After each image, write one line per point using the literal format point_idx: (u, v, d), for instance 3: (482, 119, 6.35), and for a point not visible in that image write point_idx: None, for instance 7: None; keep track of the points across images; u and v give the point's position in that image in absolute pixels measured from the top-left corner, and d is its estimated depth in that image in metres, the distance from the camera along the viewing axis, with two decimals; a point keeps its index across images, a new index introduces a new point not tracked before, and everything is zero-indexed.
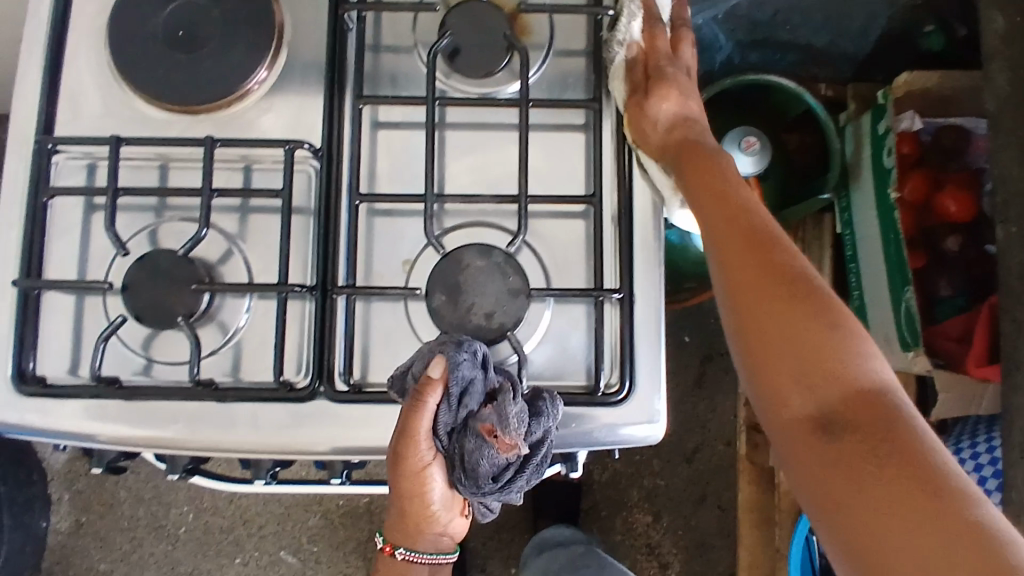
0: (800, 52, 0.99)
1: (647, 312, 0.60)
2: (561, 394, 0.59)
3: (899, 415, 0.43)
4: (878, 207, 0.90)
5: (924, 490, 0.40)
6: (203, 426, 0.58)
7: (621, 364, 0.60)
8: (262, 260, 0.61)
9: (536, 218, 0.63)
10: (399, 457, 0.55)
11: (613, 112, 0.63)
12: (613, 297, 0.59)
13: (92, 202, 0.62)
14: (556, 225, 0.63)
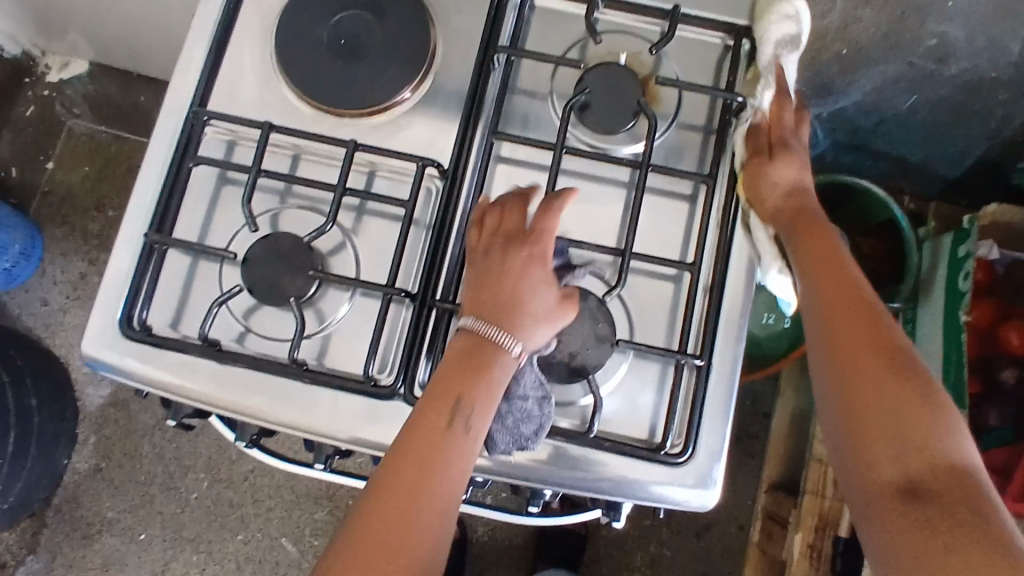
0: (891, 162, 1.02)
1: (721, 384, 0.62)
2: (624, 444, 0.61)
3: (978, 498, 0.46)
4: (946, 326, 0.91)
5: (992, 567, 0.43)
6: (286, 403, 0.61)
7: (687, 428, 0.62)
8: (371, 260, 0.64)
9: (630, 274, 0.66)
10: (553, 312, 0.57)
11: (722, 188, 0.66)
12: (693, 362, 0.61)
13: (226, 176, 0.66)
14: (648, 284, 0.65)
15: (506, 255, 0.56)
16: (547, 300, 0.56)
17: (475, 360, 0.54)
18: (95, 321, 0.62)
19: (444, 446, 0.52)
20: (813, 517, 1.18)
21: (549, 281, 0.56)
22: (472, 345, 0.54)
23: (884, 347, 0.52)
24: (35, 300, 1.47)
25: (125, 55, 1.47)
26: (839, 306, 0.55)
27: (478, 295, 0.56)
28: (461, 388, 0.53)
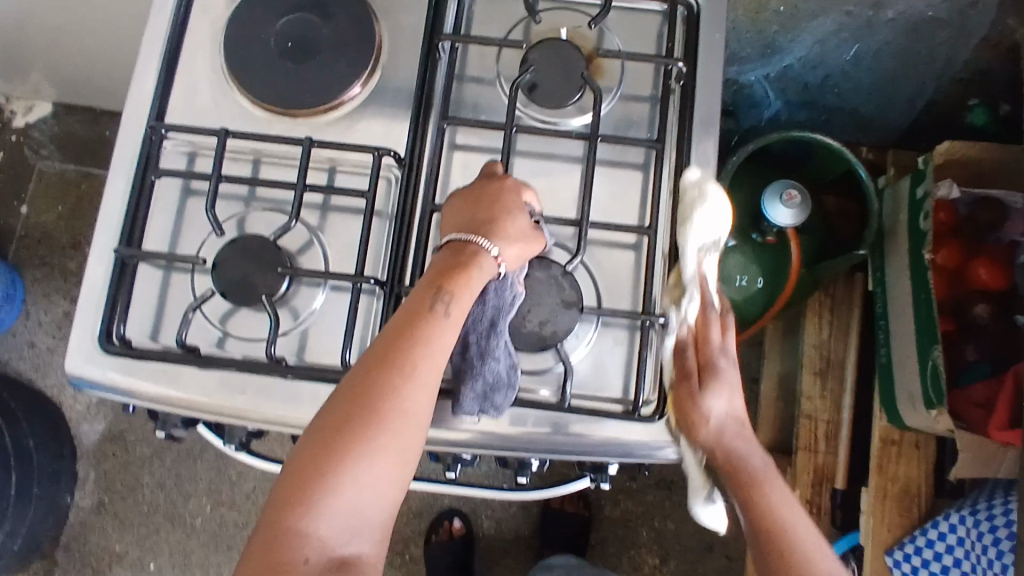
0: (845, 115, 1.04)
1: None
2: (603, 407, 0.63)
3: None
4: (912, 267, 0.94)
5: None
6: (267, 399, 0.62)
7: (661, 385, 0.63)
8: (338, 254, 0.66)
9: (594, 241, 0.67)
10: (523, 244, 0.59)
11: (674, 149, 0.68)
12: (658, 322, 0.63)
13: (189, 187, 0.68)
14: (611, 249, 0.67)
15: (488, 191, 0.60)
16: (523, 232, 0.59)
17: (457, 265, 0.56)
18: (75, 339, 0.63)
19: (426, 326, 0.53)
20: (809, 474, 1.19)
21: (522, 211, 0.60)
22: (457, 255, 0.56)
23: (805, 565, 0.58)
24: (22, 342, 1.48)
25: (88, 92, 1.48)
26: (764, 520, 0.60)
27: (467, 217, 0.59)
28: (445, 289, 0.54)
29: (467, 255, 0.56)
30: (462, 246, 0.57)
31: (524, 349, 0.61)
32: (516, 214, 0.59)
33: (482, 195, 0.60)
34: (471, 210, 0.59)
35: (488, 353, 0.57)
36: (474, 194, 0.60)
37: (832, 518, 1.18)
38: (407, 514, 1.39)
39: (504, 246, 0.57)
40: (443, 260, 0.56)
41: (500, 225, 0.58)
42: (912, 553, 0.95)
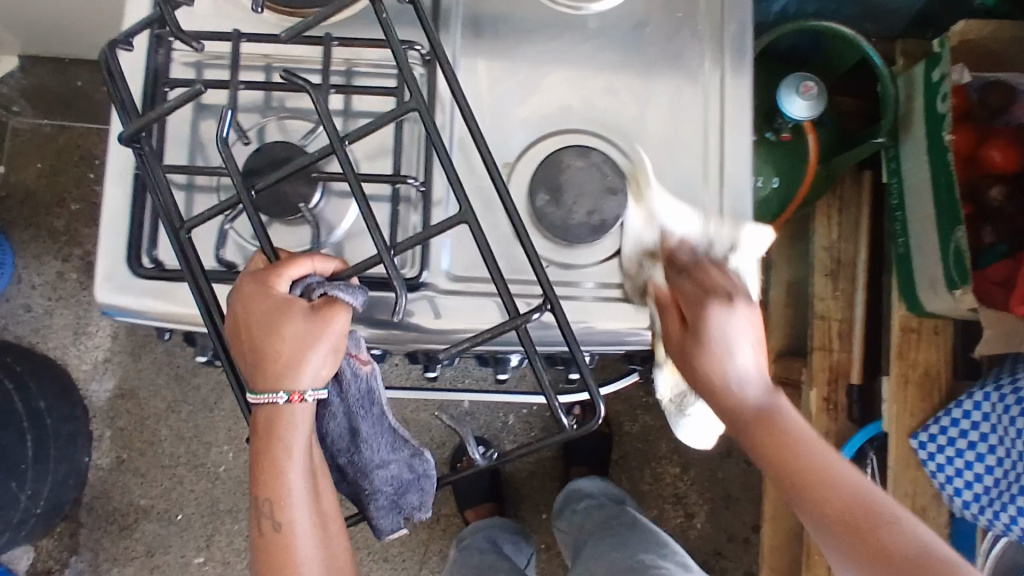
0: (855, 5, 1.01)
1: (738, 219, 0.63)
2: None
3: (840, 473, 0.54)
4: (930, 152, 0.93)
5: (840, 491, 0.53)
6: None
7: None
8: (368, 156, 0.63)
9: (633, 127, 0.64)
10: (303, 352, 0.53)
11: (704, 26, 0.66)
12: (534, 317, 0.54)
13: (201, 103, 0.65)
14: (652, 135, 0.64)
15: (247, 328, 0.54)
16: (303, 345, 0.53)
17: (263, 455, 0.55)
18: (104, 264, 0.61)
19: (279, 551, 0.57)
20: (825, 372, 1.21)
21: (287, 314, 0.53)
22: (257, 434, 0.55)
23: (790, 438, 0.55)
24: (18, 307, 1.43)
25: (54, 41, 1.40)
26: (832, 495, 0.53)
27: (246, 360, 0.55)
28: (273, 495, 0.56)
29: (267, 423, 0.55)
30: (261, 413, 0.55)
31: (573, 241, 0.61)
32: (280, 330, 0.53)
33: (240, 330, 0.55)
34: (243, 356, 0.55)
35: (371, 463, 0.59)
36: (236, 332, 0.55)
37: (850, 413, 1.20)
38: (430, 445, 1.41)
39: (298, 379, 0.54)
40: (255, 447, 0.55)
41: (279, 359, 0.54)
42: (938, 433, 0.98)
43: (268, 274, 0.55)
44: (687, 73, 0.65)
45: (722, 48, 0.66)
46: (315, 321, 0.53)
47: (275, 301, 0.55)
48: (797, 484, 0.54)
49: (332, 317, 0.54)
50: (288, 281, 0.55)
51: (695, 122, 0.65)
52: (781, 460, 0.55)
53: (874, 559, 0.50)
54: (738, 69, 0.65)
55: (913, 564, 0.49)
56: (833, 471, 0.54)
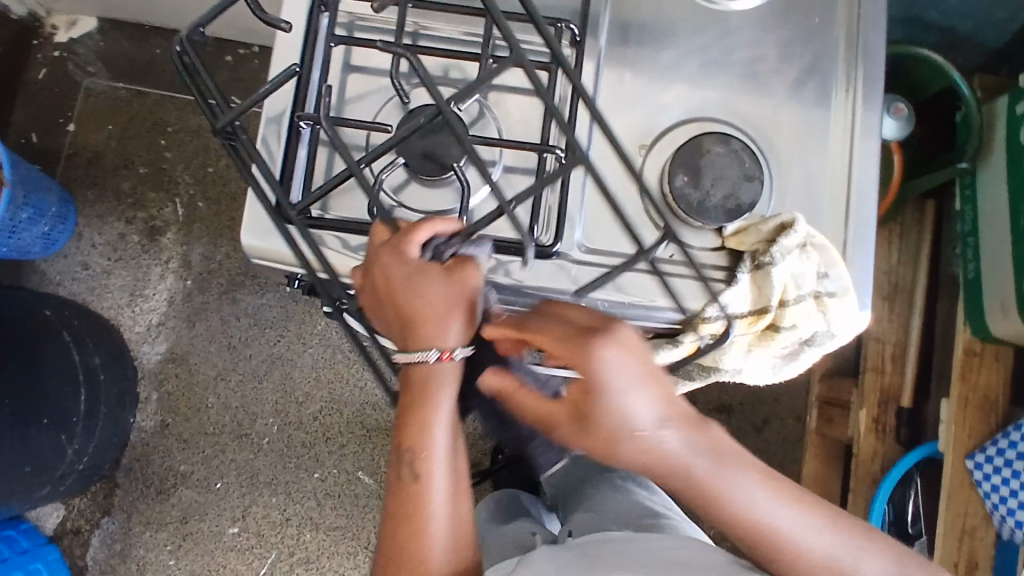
0: (941, 35, 1.04)
1: (863, 218, 0.67)
2: None
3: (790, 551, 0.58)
4: (1010, 181, 0.97)
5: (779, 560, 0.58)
6: None
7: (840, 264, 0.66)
8: (511, 129, 0.68)
9: (764, 126, 0.68)
10: (446, 308, 0.54)
11: (840, 36, 0.70)
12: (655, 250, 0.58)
13: (350, 64, 0.69)
14: (783, 134, 0.68)
15: (390, 294, 0.56)
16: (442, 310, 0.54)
17: (417, 411, 0.56)
18: (253, 209, 0.66)
19: (414, 498, 0.57)
20: (876, 393, 1.23)
21: (426, 274, 0.55)
22: (412, 385, 0.56)
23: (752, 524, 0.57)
24: (75, 265, 1.44)
25: (134, 6, 1.41)
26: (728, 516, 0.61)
27: (394, 326, 0.56)
28: (410, 445, 0.57)
29: (412, 377, 0.56)
30: (412, 369, 0.56)
31: (707, 222, 0.63)
32: (418, 293, 0.55)
33: (383, 296, 0.57)
34: (386, 322, 0.57)
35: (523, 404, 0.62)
36: (378, 299, 0.57)
37: (897, 435, 1.22)
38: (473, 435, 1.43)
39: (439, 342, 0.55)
40: (407, 400, 0.57)
41: (421, 323, 0.55)
42: (995, 454, 0.99)
43: (398, 240, 0.56)
44: (820, 76, 0.70)
45: (854, 55, 0.70)
46: (448, 283, 0.55)
47: (409, 265, 0.55)
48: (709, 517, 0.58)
49: (468, 276, 0.55)
50: (418, 246, 0.56)
51: (827, 123, 0.69)
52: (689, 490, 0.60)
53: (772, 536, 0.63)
54: (870, 77, 0.70)
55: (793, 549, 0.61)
56: (747, 517, 0.58)
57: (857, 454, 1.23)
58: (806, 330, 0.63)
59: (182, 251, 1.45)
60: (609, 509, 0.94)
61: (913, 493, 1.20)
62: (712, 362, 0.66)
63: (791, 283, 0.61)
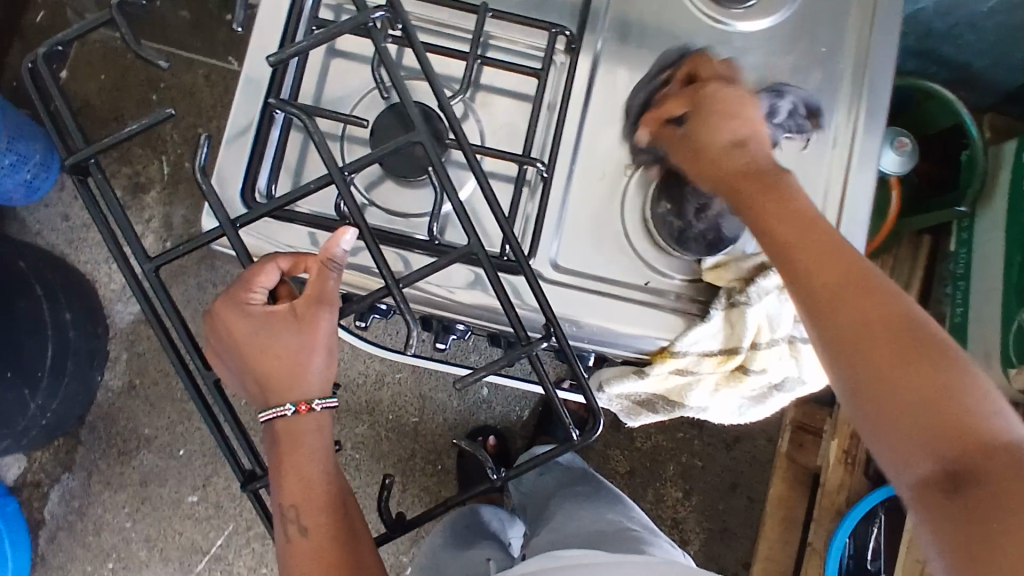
0: (954, 72, 1.02)
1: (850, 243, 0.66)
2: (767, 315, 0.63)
3: (874, 283, 0.51)
4: (1008, 229, 0.94)
5: (858, 283, 0.51)
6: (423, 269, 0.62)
7: None
8: (494, 133, 0.65)
9: None
10: (294, 356, 0.55)
11: (848, 62, 0.68)
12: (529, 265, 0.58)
13: (334, 47, 0.66)
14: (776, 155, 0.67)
15: (246, 350, 0.56)
16: (302, 341, 0.55)
17: (292, 468, 0.55)
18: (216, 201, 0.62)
19: (307, 553, 0.55)
20: (849, 425, 1.22)
21: (268, 322, 0.55)
22: (282, 436, 0.56)
23: (834, 251, 0.53)
24: (56, 216, 1.41)
25: None
26: (831, 269, 0.52)
27: (253, 377, 0.57)
28: (297, 498, 0.55)
29: (287, 426, 0.56)
30: (281, 426, 0.56)
31: (686, 254, 0.60)
32: (277, 329, 0.55)
33: (235, 351, 0.57)
34: (247, 379, 0.57)
35: None
36: (233, 356, 0.57)
37: (865, 469, 1.22)
38: (443, 427, 1.41)
39: (307, 385, 0.56)
40: (278, 461, 0.55)
41: (278, 371, 0.56)
42: None
43: (240, 291, 0.56)
44: (822, 97, 0.67)
45: (863, 83, 0.68)
46: (300, 309, 0.55)
47: (256, 317, 0.56)
48: (792, 249, 0.53)
49: (316, 285, 0.55)
50: (259, 292, 0.56)
51: (825, 145, 0.67)
52: (774, 223, 0.54)
53: (854, 341, 0.49)
54: (874, 103, 0.67)
55: (894, 347, 0.48)
56: (816, 230, 0.54)
57: (823, 485, 1.23)
58: (776, 374, 0.60)
59: (164, 212, 1.42)
60: (579, 524, 0.94)
61: (875, 530, 1.19)
62: (677, 397, 0.63)
63: (766, 325, 0.59)
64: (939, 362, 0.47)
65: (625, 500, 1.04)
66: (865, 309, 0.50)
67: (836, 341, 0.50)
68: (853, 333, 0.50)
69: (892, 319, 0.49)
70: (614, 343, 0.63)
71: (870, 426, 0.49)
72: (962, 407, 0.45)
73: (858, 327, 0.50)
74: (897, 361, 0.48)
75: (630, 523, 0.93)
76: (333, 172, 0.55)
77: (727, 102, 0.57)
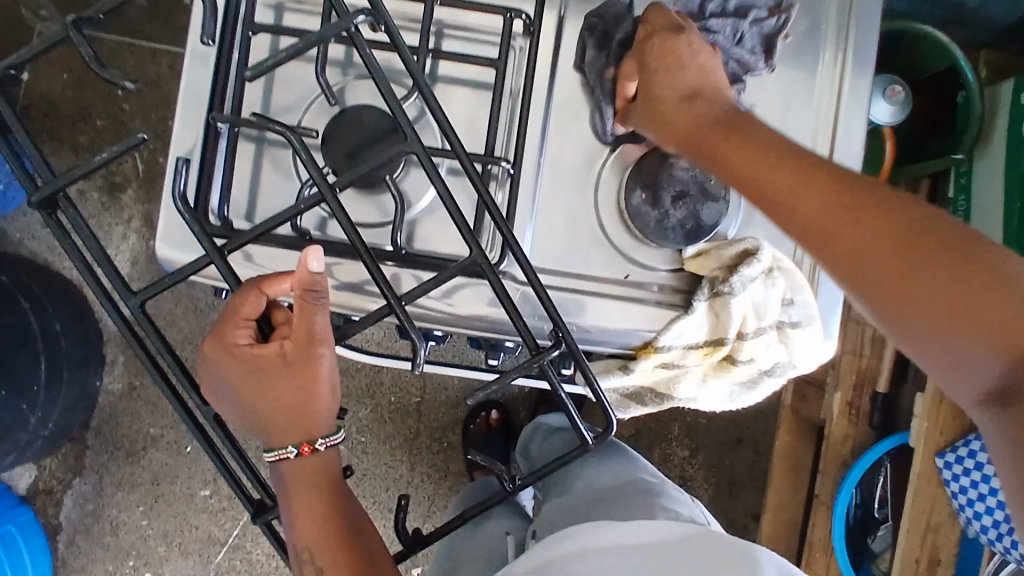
0: (947, 8, 0.98)
1: None
2: None
3: (861, 182, 0.49)
4: (1007, 175, 0.93)
5: (841, 186, 0.48)
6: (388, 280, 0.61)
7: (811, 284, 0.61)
8: (453, 130, 0.61)
9: (745, 105, 0.67)
10: (298, 392, 0.55)
11: (831, 19, 0.69)
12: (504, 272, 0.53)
13: (278, 47, 0.63)
14: (765, 113, 0.68)
15: (247, 389, 0.55)
16: (302, 381, 0.54)
17: (305, 506, 0.57)
18: (168, 222, 0.61)
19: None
20: (852, 377, 1.21)
21: (263, 362, 0.54)
22: (295, 480, 0.57)
23: (808, 163, 0.50)
24: (34, 222, 1.39)
25: None
26: (817, 196, 0.49)
27: (256, 416, 0.56)
28: (316, 532, 0.57)
29: (297, 468, 0.57)
30: (288, 469, 0.57)
31: (665, 244, 0.59)
32: (270, 372, 0.54)
33: (233, 394, 0.56)
34: (249, 419, 0.56)
35: None
36: (230, 397, 0.56)
37: (869, 419, 1.22)
38: (445, 404, 1.41)
39: (317, 421, 0.56)
40: (291, 501, 0.57)
41: (283, 410, 0.55)
42: (964, 455, 0.97)
43: (226, 332, 0.54)
44: (805, 51, 0.68)
45: (846, 34, 0.69)
46: (291, 353, 0.54)
47: (249, 360, 0.54)
48: (759, 174, 0.51)
49: (309, 319, 0.54)
50: (247, 330, 0.55)
51: (815, 101, 0.68)
52: (746, 164, 0.52)
53: (866, 264, 0.46)
54: (861, 55, 0.69)
55: (900, 240, 0.45)
56: (782, 148, 0.51)
57: (828, 438, 1.22)
58: (764, 362, 0.60)
59: (143, 211, 1.39)
60: (591, 475, 0.91)
61: (881, 478, 1.20)
62: (666, 390, 0.64)
63: (751, 313, 0.58)
64: (969, 257, 0.44)
65: (628, 449, 1.00)
66: (854, 206, 0.47)
67: (849, 272, 0.47)
68: (849, 240, 0.47)
69: (886, 211, 0.47)
70: (593, 338, 0.62)
71: (907, 341, 0.46)
72: (1015, 302, 0.42)
73: (852, 233, 0.47)
74: (919, 270, 0.44)
75: (642, 472, 0.91)
76: (324, 192, 0.51)
77: (677, 48, 0.56)
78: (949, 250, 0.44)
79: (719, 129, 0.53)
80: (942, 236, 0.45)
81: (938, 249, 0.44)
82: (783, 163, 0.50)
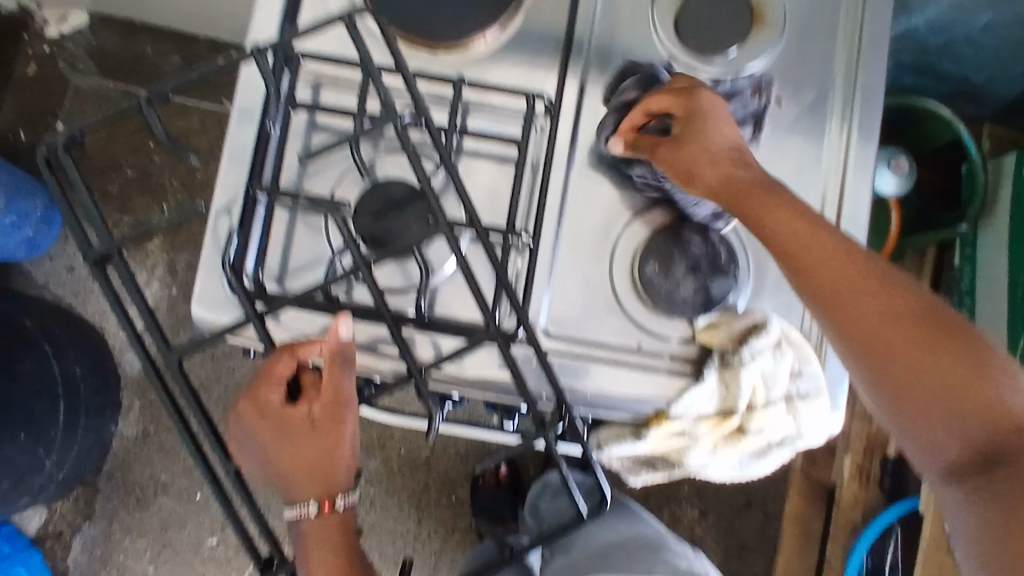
0: (951, 84, 1.02)
1: None
2: None
3: (881, 269, 0.55)
4: (1012, 248, 0.95)
5: (864, 271, 0.55)
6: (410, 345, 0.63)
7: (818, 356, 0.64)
8: (476, 202, 0.65)
9: None
10: (321, 453, 0.57)
11: (838, 97, 0.72)
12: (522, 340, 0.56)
13: (315, 121, 0.67)
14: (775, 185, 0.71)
15: (274, 447, 0.57)
16: (327, 442, 0.57)
17: (323, 564, 0.57)
18: (204, 282, 0.64)
19: None
20: (862, 441, 1.21)
21: (291, 423, 0.57)
22: (315, 537, 0.58)
23: (834, 241, 0.56)
24: (61, 268, 1.43)
25: (128, 6, 1.33)
26: (841, 274, 0.55)
27: (280, 474, 0.58)
28: None
29: (316, 526, 0.58)
30: (307, 525, 0.58)
31: (677, 315, 0.62)
32: (297, 432, 0.57)
33: (258, 452, 0.58)
34: (272, 477, 0.58)
35: None
36: (255, 456, 0.58)
37: (881, 484, 1.21)
38: (454, 457, 1.41)
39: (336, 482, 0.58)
40: (309, 558, 0.57)
41: (306, 470, 0.57)
42: None
43: (258, 391, 0.57)
44: (812, 126, 0.72)
45: (852, 110, 0.72)
46: (319, 415, 0.57)
47: (278, 419, 0.57)
48: (790, 245, 0.56)
49: (337, 383, 0.57)
50: (279, 390, 0.57)
51: (823, 172, 0.71)
52: (780, 233, 0.57)
53: (877, 343, 0.54)
54: (866, 131, 0.72)
55: (910, 327, 0.53)
56: (812, 223, 0.57)
57: (838, 502, 1.22)
58: (774, 434, 0.61)
59: (168, 259, 1.43)
60: (594, 532, 0.92)
61: (892, 545, 1.18)
62: (677, 458, 0.64)
63: (760, 385, 0.59)
64: (961, 352, 0.52)
65: (634, 506, 1.01)
66: (873, 291, 0.54)
67: (861, 344, 0.54)
68: (865, 320, 0.54)
69: (897, 300, 0.54)
70: (607, 404, 0.63)
71: (901, 413, 0.54)
72: (992, 387, 0.51)
73: (871, 316, 0.54)
74: (922, 359, 0.52)
75: (645, 528, 0.92)
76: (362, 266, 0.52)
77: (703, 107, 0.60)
78: (948, 339, 0.52)
79: (753, 195, 0.58)
80: (944, 327, 0.53)
81: (938, 338, 0.53)
82: (817, 238, 0.56)
